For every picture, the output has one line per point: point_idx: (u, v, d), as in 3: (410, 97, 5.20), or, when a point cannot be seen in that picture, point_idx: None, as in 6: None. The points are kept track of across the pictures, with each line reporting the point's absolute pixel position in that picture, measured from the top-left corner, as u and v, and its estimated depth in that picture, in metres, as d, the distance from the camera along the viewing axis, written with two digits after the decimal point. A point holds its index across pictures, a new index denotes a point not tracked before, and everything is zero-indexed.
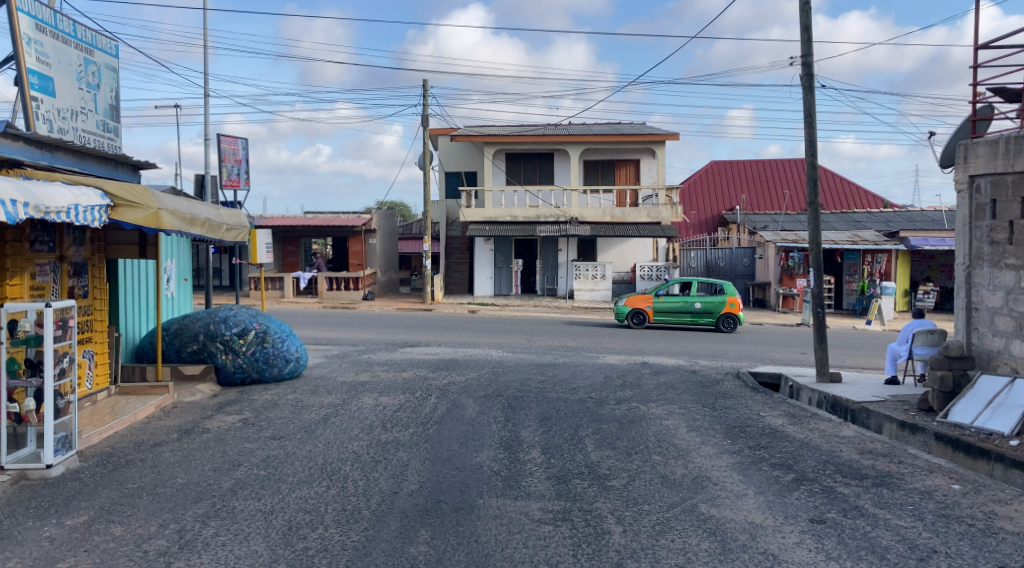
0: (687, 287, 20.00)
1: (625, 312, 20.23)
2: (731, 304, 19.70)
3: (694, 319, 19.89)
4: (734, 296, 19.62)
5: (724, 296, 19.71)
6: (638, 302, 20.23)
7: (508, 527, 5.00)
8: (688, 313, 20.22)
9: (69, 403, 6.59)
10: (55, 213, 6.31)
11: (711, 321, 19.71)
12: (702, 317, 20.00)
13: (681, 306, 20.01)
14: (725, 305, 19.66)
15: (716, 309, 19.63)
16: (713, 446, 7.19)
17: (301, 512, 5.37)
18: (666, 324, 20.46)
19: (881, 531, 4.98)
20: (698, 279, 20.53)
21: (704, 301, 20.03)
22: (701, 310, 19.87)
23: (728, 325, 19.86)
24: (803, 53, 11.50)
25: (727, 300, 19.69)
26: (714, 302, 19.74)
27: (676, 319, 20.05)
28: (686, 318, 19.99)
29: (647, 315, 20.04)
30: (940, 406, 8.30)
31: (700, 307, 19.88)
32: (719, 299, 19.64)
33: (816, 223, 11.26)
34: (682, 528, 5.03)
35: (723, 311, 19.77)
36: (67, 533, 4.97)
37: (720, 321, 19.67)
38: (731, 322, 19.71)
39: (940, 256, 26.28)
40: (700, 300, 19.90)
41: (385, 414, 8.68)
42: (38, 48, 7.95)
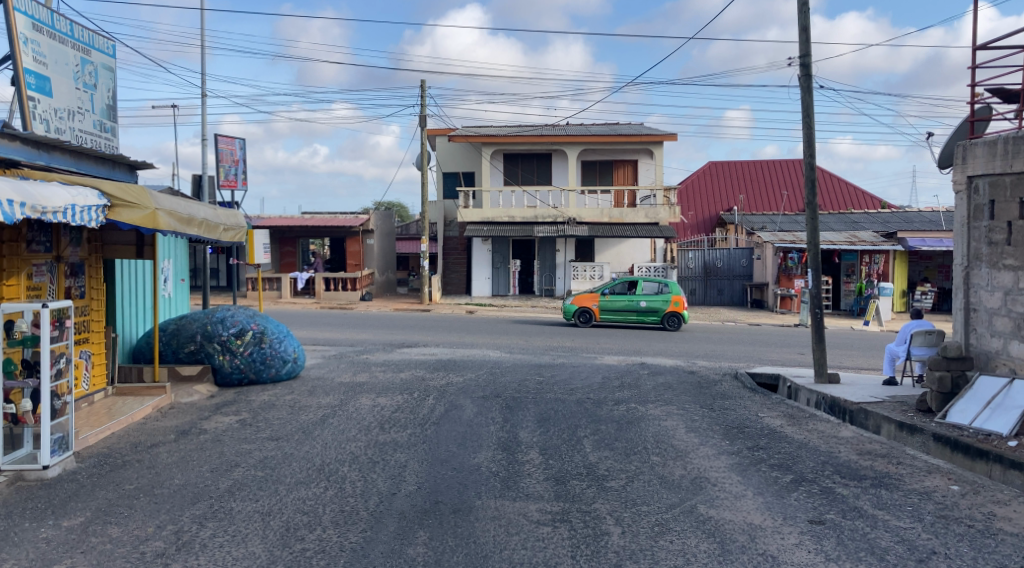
0: (633, 287, 20.26)
1: (572, 310, 20.40)
2: (676, 303, 20.10)
3: (640, 317, 20.07)
4: (679, 294, 20.03)
5: (668, 294, 20.06)
6: (584, 301, 20.39)
7: (507, 528, 4.98)
8: (634, 313, 20.41)
9: (66, 403, 6.57)
10: (52, 213, 6.29)
11: (657, 318, 19.92)
12: (648, 316, 20.15)
13: (627, 304, 20.18)
14: (669, 303, 20.07)
15: (660, 306, 19.97)
16: (711, 446, 7.19)
17: (299, 513, 5.35)
18: (612, 323, 20.62)
19: (881, 532, 4.97)
20: (644, 279, 20.74)
21: (649, 301, 20.27)
22: (647, 308, 20.11)
23: (672, 323, 20.16)
24: (802, 54, 11.51)
25: (671, 298, 20.10)
26: (658, 300, 20.14)
27: (622, 318, 20.21)
28: (632, 317, 20.14)
29: (594, 313, 20.25)
30: (938, 406, 8.31)
31: (646, 306, 20.16)
32: (663, 297, 20.02)
33: (814, 224, 11.26)
34: (681, 528, 5.02)
35: (667, 310, 20.06)
36: (64, 534, 4.95)
37: (665, 319, 20.05)
38: (677, 320, 20.10)
39: (937, 257, 26.33)
40: (645, 298, 20.15)
41: (383, 414, 8.67)
42: (35, 47, 7.91)
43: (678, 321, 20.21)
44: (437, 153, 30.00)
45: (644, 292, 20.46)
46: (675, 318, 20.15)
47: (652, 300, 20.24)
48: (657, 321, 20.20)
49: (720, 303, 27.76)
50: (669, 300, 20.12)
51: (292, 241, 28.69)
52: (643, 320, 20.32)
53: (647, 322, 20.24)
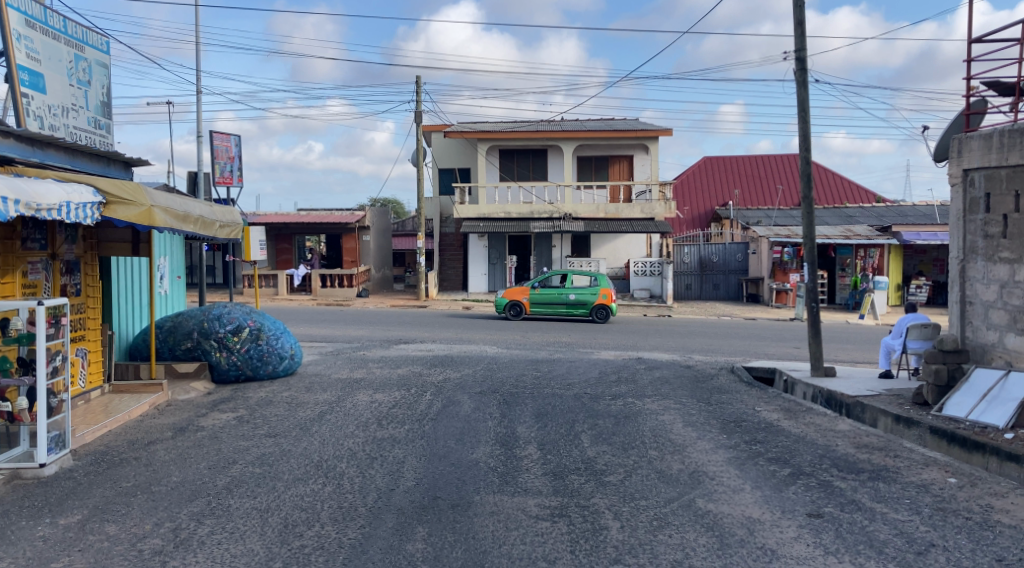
0: (563, 280, 20.35)
1: (502, 303, 20.36)
2: (604, 296, 20.28)
3: (569, 310, 20.14)
4: (608, 287, 20.22)
5: (597, 287, 20.23)
6: (514, 294, 20.41)
7: (505, 523, 4.98)
8: (564, 305, 20.43)
9: (62, 401, 6.55)
10: (46, 210, 6.26)
11: (586, 311, 20.04)
12: (577, 309, 20.19)
13: (556, 296, 20.22)
14: (597, 296, 20.25)
15: (589, 299, 20.10)
16: (709, 441, 7.19)
17: (297, 509, 5.34)
18: (543, 316, 20.66)
19: (879, 526, 4.98)
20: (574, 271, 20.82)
21: (579, 293, 20.34)
22: (576, 300, 20.20)
23: (600, 315, 20.34)
24: (797, 48, 11.50)
25: (599, 290, 20.29)
26: (587, 294, 20.28)
27: (551, 311, 20.27)
28: (561, 309, 20.16)
29: (523, 306, 20.29)
30: (935, 399, 8.32)
31: (575, 299, 20.24)
32: (592, 290, 20.18)
33: (811, 218, 11.25)
34: (680, 523, 5.02)
35: (595, 302, 20.22)
36: (61, 532, 4.93)
37: (594, 311, 20.22)
38: (604, 312, 20.29)
39: (932, 251, 26.42)
40: (575, 291, 20.25)
41: (381, 411, 8.65)
42: (28, 44, 7.85)
43: (607, 313, 20.33)
44: (433, 149, 29.93)
45: (574, 284, 20.56)
46: (603, 310, 20.25)
47: (581, 293, 20.31)
48: (585, 314, 20.35)
49: (716, 297, 27.80)
50: (597, 293, 20.31)
51: (287, 238, 28.64)
52: (572, 313, 20.44)
53: (576, 314, 20.35)
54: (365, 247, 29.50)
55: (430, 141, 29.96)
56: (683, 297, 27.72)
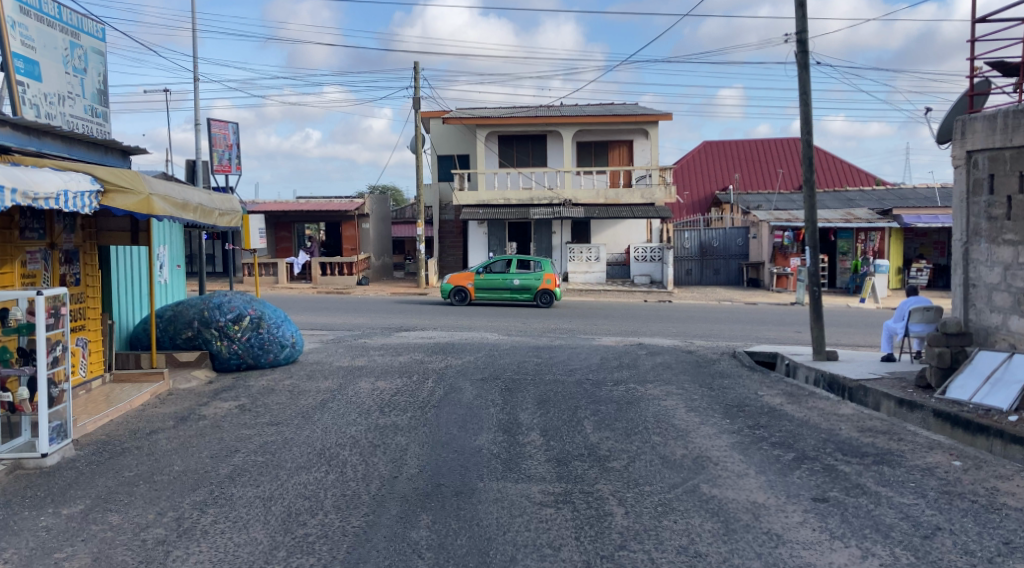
0: (507, 265, 20.52)
1: (447, 289, 20.58)
2: (548, 280, 20.43)
3: (512, 295, 20.31)
4: (551, 272, 20.35)
5: (541, 271, 20.38)
6: (459, 280, 20.62)
7: (509, 510, 4.97)
8: (508, 290, 20.60)
9: (64, 391, 6.53)
10: (44, 199, 6.22)
11: (529, 295, 20.21)
12: (520, 294, 20.39)
13: (500, 282, 20.43)
14: (541, 281, 20.39)
15: (533, 284, 20.26)
16: (712, 426, 7.17)
17: (301, 498, 5.32)
18: (488, 302, 20.81)
19: (885, 510, 4.96)
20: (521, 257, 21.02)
21: (523, 279, 20.53)
22: (520, 285, 20.36)
23: (544, 300, 20.52)
24: (798, 30, 11.39)
25: (543, 276, 20.46)
26: (531, 279, 20.45)
27: (495, 296, 20.43)
28: (505, 293, 20.36)
29: (468, 291, 20.48)
30: (938, 381, 8.31)
31: (519, 284, 20.40)
32: (536, 275, 20.36)
33: (813, 202, 11.19)
34: (684, 508, 5.01)
35: (539, 287, 20.37)
36: (63, 523, 4.91)
37: (537, 296, 20.38)
38: (549, 297, 20.47)
39: (933, 234, 26.36)
40: (519, 276, 20.41)
41: (382, 398, 8.63)
42: (22, 31, 7.74)
43: (550, 299, 20.48)
44: (431, 135, 29.80)
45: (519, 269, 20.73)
46: (548, 295, 20.41)
47: (525, 278, 20.49)
48: (529, 299, 20.50)
49: (716, 282, 27.81)
50: (541, 278, 20.44)
51: (287, 226, 28.59)
52: (517, 298, 20.59)
53: (520, 299, 20.51)
54: (365, 234, 29.42)
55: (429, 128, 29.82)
56: (684, 282, 27.71)
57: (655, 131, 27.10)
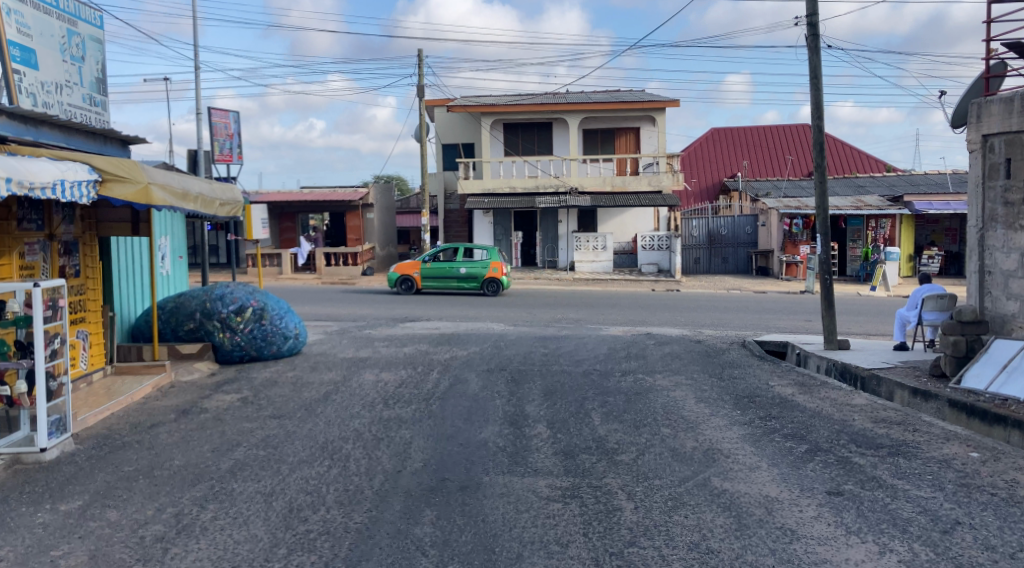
0: (454, 253, 20.49)
1: (394, 278, 20.57)
2: (495, 269, 20.38)
3: (459, 284, 20.28)
4: (497, 260, 20.33)
5: (487, 260, 20.35)
6: (406, 269, 20.61)
7: (516, 506, 4.84)
8: (455, 279, 20.54)
9: (62, 384, 6.42)
10: (40, 188, 6.09)
11: (475, 284, 20.20)
12: (467, 282, 20.34)
13: (446, 270, 20.37)
14: (487, 269, 20.35)
15: (479, 272, 20.23)
16: (722, 417, 7.02)
17: (303, 493, 5.21)
18: (436, 291, 20.77)
19: (902, 503, 4.81)
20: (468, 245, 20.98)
21: (469, 267, 20.48)
22: (466, 274, 20.32)
23: (491, 288, 20.51)
24: (809, 13, 11.17)
25: (490, 264, 20.44)
26: (477, 267, 20.44)
27: (441, 284, 20.42)
28: (452, 282, 20.32)
29: (415, 280, 20.48)
30: (953, 371, 8.16)
31: (465, 272, 20.35)
32: (482, 263, 20.32)
33: (824, 188, 10.99)
34: (695, 503, 4.87)
35: (485, 276, 20.34)
36: (61, 519, 4.81)
37: (484, 284, 20.36)
38: (495, 286, 20.45)
39: (944, 220, 26.07)
40: (465, 264, 20.36)
41: (387, 391, 8.51)
42: (19, 18, 7.59)
43: (497, 287, 20.47)
44: (436, 124, 29.60)
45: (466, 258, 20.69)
46: (495, 284, 20.40)
47: (471, 266, 20.44)
48: (475, 287, 20.47)
49: (725, 271, 27.62)
50: (487, 266, 20.40)
51: (291, 216, 28.54)
52: (464, 287, 20.56)
53: (467, 288, 20.47)
54: (370, 225, 29.29)
55: (434, 117, 29.61)
56: (692, 271, 27.58)
57: (663, 118, 26.84)
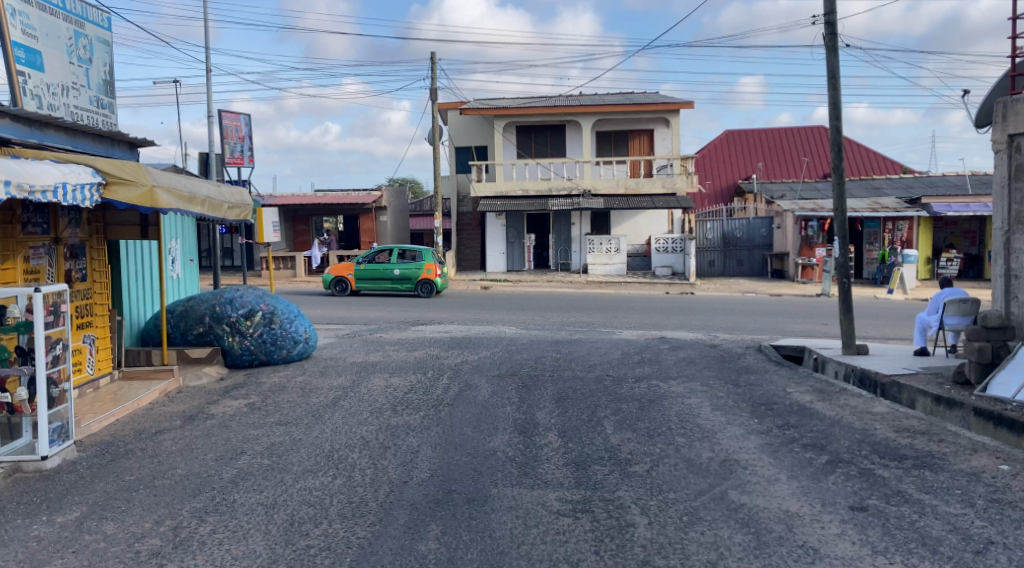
0: (388, 255, 20.60)
1: (329, 279, 20.67)
2: (429, 271, 20.44)
3: (394, 285, 20.36)
4: (432, 262, 20.39)
5: (421, 261, 20.41)
6: (340, 270, 20.67)
7: (524, 521, 4.66)
8: (389, 280, 20.62)
9: (65, 391, 6.31)
10: (41, 192, 5.98)
11: (409, 285, 20.27)
12: (401, 283, 20.41)
13: (381, 272, 20.46)
14: (421, 270, 20.40)
15: (413, 274, 20.30)
16: (739, 426, 6.81)
17: (305, 505, 5.05)
18: (372, 292, 20.83)
19: (931, 521, 4.60)
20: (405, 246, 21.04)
21: (403, 268, 20.54)
22: (400, 275, 20.40)
23: (426, 290, 20.56)
24: (826, 11, 10.93)
25: (424, 266, 20.48)
26: (411, 269, 20.50)
27: (375, 285, 20.50)
28: (386, 284, 20.41)
29: (348, 281, 20.57)
30: (978, 378, 7.92)
31: (399, 273, 20.42)
32: (417, 265, 20.38)
33: (842, 190, 10.75)
34: (712, 519, 4.67)
35: (419, 277, 20.40)
36: (56, 532, 4.68)
37: (418, 285, 20.42)
38: (431, 287, 20.50)
39: (963, 222, 25.67)
40: (399, 265, 20.44)
41: (396, 396, 8.35)
42: (23, 19, 7.50)
43: (431, 288, 20.51)
44: (448, 127, 29.48)
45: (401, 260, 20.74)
46: (427, 285, 20.45)
47: (406, 267, 20.49)
48: (410, 288, 20.52)
49: (740, 274, 27.33)
50: (422, 268, 20.45)
51: (305, 219, 28.55)
52: (398, 288, 20.61)
53: (401, 289, 20.53)
54: (383, 227, 29.22)
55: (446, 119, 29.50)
56: (707, 273, 27.33)
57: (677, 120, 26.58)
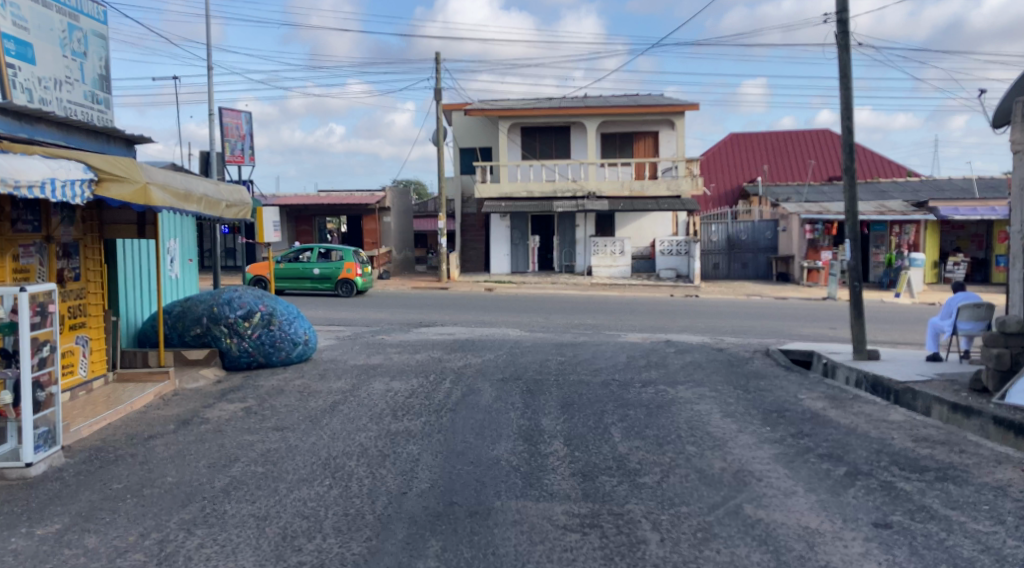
0: (308, 254, 20.70)
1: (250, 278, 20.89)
2: (349, 270, 20.51)
3: (313, 284, 20.49)
4: (350, 262, 20.43)
5: (341, 261, 20.48)
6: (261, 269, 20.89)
7: (529, 536, 4.42)
8: (309, 280, 20.77)
9: (52, 395, 6.09)
10: (27, 187, 5.75)
11: (327, 285, 20.38)
12: (320, 283, 20.55)
13: (300, 271, 20.63)
14: (341, 270, 20.49)
15: (332, 273, 20.42)
16: (751, 435, 6.55)
17: (299, 518, 4.82)
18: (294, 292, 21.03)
19: (958, 539, 4.36)
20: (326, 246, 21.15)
21: (322, 268, 20.66)
22: (319, 275, 20.55)
23: (346, 290, 20.64)
24: (838, 8, 10.68)
25: (343, 265, 20.54)
26: (331, 268, 20.59)
27: (295, 285, 20.67)
28: (304, 283, 20.60)
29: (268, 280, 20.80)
30: (996, 386, 7.61)
31: (319, 273, 20.55)
32: (335, 265, 20.48)
33: (854, 191, 10.48)
34: (728, 535, 4.43)
35: (339, 277, 20.48)
36: (35, 546, 4.45)
37: (338, 285, 20.51)
38: (350, 287, 20.57)
39: (971, 226, 25.40)
40: (318, 265, 20.58)
41: (396, 401, 8.11)
42: (13, 10, 7.28)
43: (351, 288, 20.57)
44: (453, 128, 29.27)
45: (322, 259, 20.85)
46: (346, 284, 20.52)
47: (324, 267, 20.61)
48: (331, 288, 20.63)
49: (746, 277, 27.07)
50: (341, 268, 20.53)
51: (308, 219, 28.37)
52: (318, 288, 20.74)
53: (322, 289, 20.64)
54: (386, 228, 29.01)
55: (451, 120, 29.29)
56: (712, 276, 27.06)
57: (682, 121, 26.35)
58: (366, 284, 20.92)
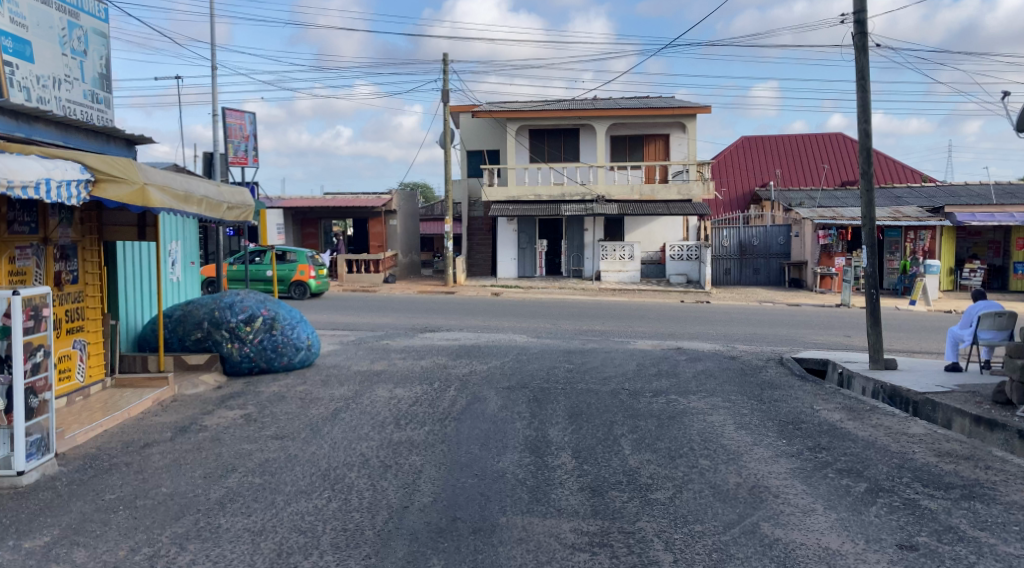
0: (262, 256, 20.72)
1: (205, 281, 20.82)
2: (302, 272, 20.54)
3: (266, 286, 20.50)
4: (304, 263, 20.46)
5: (294, 263, 20.52)
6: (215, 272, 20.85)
7: (536, 555, 4.21)
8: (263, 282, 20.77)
9: (46, 401, 5.91)
10: (21, 187, 5.58)
11: (281, 286, 20.40)
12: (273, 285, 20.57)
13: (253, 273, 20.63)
14: (294, 272, 20.52)
15: (285, 275, 20.44)
16: (766, 448, 6.32)
17: (296, 533, 4.61)
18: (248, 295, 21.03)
19: (990, 563, 4.11)
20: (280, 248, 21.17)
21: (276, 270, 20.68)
22: (272, 277, 20.55)
23: (300, 292, 20.65)
24: (855, 9, 10.45)
25: (297, 267, 20.64)
26: (285, 270, 20.63)
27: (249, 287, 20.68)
28: (258, 285, 20.61)
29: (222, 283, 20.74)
30: (1020, 398, 7.38)
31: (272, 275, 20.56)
32: (289, 267, 20.51)
33: (871, 196, 10.24)
34: (745, 556, 4.20)
35: (293, 279, 20.51)
36: (19, 560, 4.26)
37: (292, 287, 20.53)
38: (304, 289, 20.59)
39: (987, 232, 24.97)
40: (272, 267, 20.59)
41: (400, 409, 7.91)
42: (11, 7, 7.13)
43: (304, 290, 20.59)
44: (461, 131, 29.05)
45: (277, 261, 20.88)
46: (300, 286, 20.55)
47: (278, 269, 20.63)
48: (283, 290, 20.64)
49: (756, 283, 26.76)
50: (294, 270, 20.56)
51: (313, 222, 28.26)
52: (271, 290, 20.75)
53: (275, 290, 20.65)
54: (393, 231, 28.76)
55: (459, 123, 29.11)
56: (722, 282, 26.78)
57: (693, 125, 26.12)
58: (320, 287, 20.98)
